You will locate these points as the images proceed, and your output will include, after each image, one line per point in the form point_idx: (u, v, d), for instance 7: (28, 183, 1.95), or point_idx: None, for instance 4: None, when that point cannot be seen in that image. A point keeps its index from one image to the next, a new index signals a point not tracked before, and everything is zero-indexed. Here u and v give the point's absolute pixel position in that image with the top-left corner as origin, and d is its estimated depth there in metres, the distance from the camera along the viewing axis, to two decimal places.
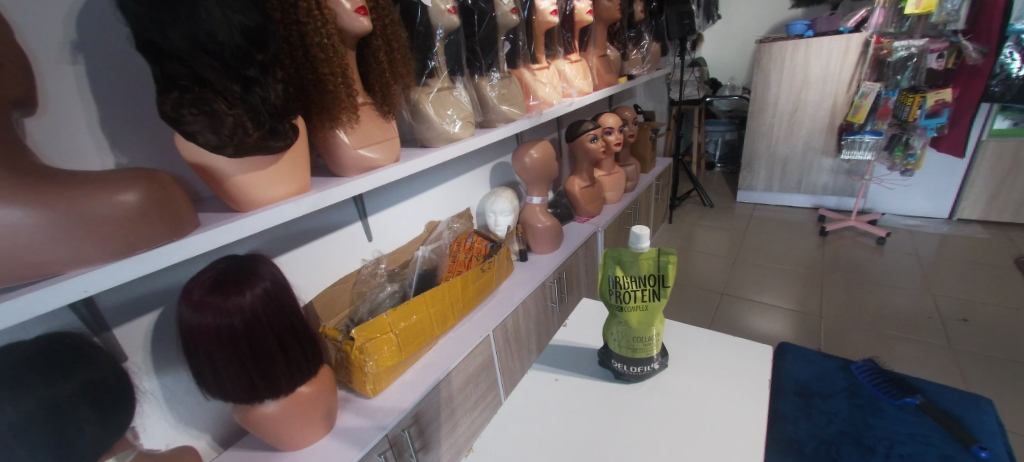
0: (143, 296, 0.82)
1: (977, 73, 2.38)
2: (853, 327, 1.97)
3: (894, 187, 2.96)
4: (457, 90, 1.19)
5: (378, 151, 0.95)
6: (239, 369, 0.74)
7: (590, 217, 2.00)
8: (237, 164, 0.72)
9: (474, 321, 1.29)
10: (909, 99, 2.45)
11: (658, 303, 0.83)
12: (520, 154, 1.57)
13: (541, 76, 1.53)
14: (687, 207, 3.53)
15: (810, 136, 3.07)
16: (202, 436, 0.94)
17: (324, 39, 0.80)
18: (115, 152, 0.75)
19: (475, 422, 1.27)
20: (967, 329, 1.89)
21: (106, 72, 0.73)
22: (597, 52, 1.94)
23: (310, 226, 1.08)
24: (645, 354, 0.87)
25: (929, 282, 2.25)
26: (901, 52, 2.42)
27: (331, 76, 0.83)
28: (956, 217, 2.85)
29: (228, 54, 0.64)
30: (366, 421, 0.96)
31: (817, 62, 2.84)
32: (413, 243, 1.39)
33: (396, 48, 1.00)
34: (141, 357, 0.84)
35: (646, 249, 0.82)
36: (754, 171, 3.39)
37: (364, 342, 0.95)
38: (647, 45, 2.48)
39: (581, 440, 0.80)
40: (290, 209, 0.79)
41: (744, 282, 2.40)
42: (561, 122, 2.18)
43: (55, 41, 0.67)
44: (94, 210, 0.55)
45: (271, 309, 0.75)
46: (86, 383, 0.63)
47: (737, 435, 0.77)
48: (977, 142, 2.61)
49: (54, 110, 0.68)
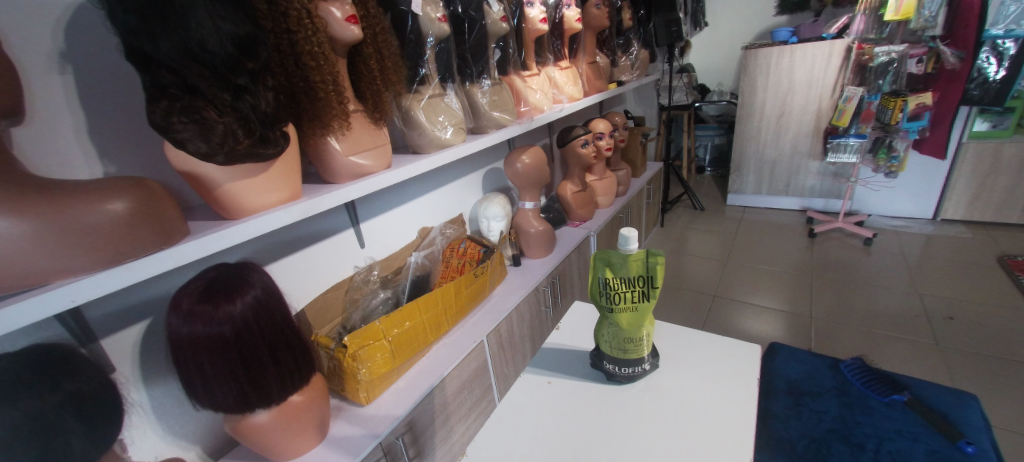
0: (131, 306, 0.81)
1: (955, 77, 2.45)
2: (842, 326, 2.00)
3: (880, 189, 3.02)
4: (448, 97, 1.20)
5: (370, 158, 0.96)
6: (230, 379, 0.74)
7: (583, 221, 2.01)
8: (227, 172, 0.72)
9: (468, 326, 1.29)
10: (892, 103, 2.50)
11: (648, 303, 0.84)
12: (513, 159, 1.58)
13: (532, 82, 1.54)
14: (679, 211, 3.56)
15: (797, 139, 3.12)
16: (193, 447, 0.93)
17: (315, 47, 0.81)
18: (104, 162, 0.75)
19: (469, 429, 1.27)
20: (954, 327, 1.92)
21: (93, 82, 0.72)
22: (587, 59, 1.97)
23: (301, 234, 1.08)
24: (636, 355, 0.88)
25: (916, 281, 2.28)
26: (882, 57, 2.49)
27: (322, 84, 0.84)
28: (939, 218, 2.91)
29: (218, 62, 0.64)
30: (360, 429, 0.96)
31: (802, 67, 2.90)
32: (407, 249, 1.39)
33: (387, 56, 1.01)
34: (130, 368, 0.83)
35: (634, 250, 0.83)
36: (742, 174, 3.44)
37: (357, 349, 0.95)
38: (636, 52, 2.51)
39: (575, 442, 0.80)
40: (282, 216, 0.79)
41: (736, 284, 2.42)
42: (552, 128, 2.21)
43: (44, 51, 0.67)
44: (80, 219, 0.55)
45: (262, 317, 0.75)
46: (72, 394, 0.62)
47: (728, 434, 0.78)
48: (958, 144, 2.67)
49: (41, 119, 0.68)
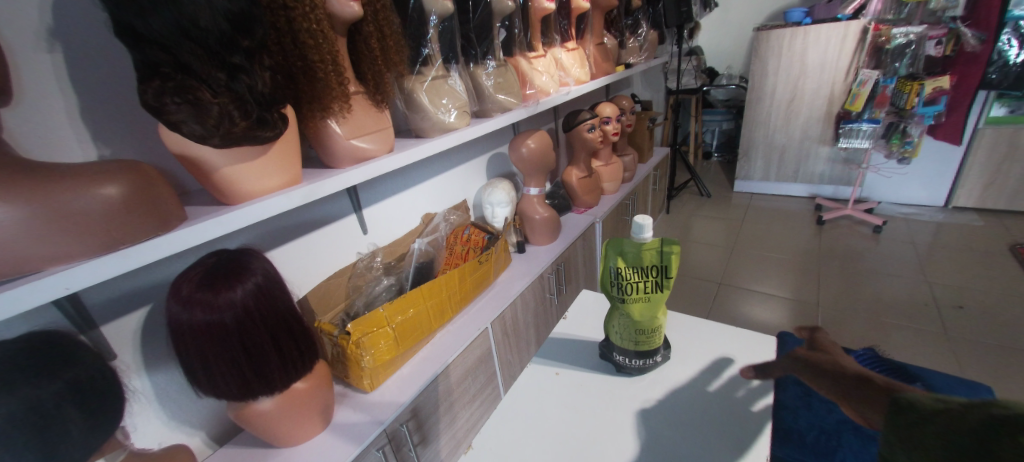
0: (129, 293, 0.80)
1: (975, 59, 2.38)
2: (849, 314, 1.98)
3: (891, 176, 2.96)
4: (451, 79, 1.16)
5: (372, 142, 0.92)
6: (232, 366, 0.72)
7: (588, 207, 1.98)
8: (224, 155, 0.69)
9: (472, 313, 1.28)
10: (908, 87, 2.41)
11: (661, 294, 0.82)
12: (517, 144, 1.54)
13: (538, 64, 1.50)
14: (684, 197, 3.52)
15: (807, 124, 3.05)
16: (197, 433, 0.93)
17: (313, 25, 0.77)
18: (98, 145, 0.72)
19: (473, 415, 1.26)
20: (963, 316, 1.90)
21: (82, 62, 0.69)
22: (594, 40, 1.90)
23: (302, 219, 1.06)
24: (648, 347, 0.86)
25: (925, 269, 2.26)
26: (900, 39, 2.41)
27: (321, 64, 0.80)
28: (951, 205, 2.86)
29: (213, 40, 0.61)
30: (364, 416, 0.95)
31: (815, 49, 2.82)
32: (409, 236, 1.37)
33: (388, 35, 0.97)
34: (130, 355, 0.82)
35: (649, 239, 0.80)
36: (751, 160, 3.38)
37: (360, 336, 0.94)
38: (645, 33, 2.44)
39: (582, 434, 0.79)
40: (281, 202, 0.76)
41: (742, 272, 2.40)
42: (558, 112, 2.17)
43: (29, 28, 0.64)
44: (72, 204, 0.53)
45: (263, 305, 0.73)
46: (72, 383, 0.61)
47: (742, 430, 0.76)
48: (973, 130, 2.61)
49: (30, 100, 0.65)
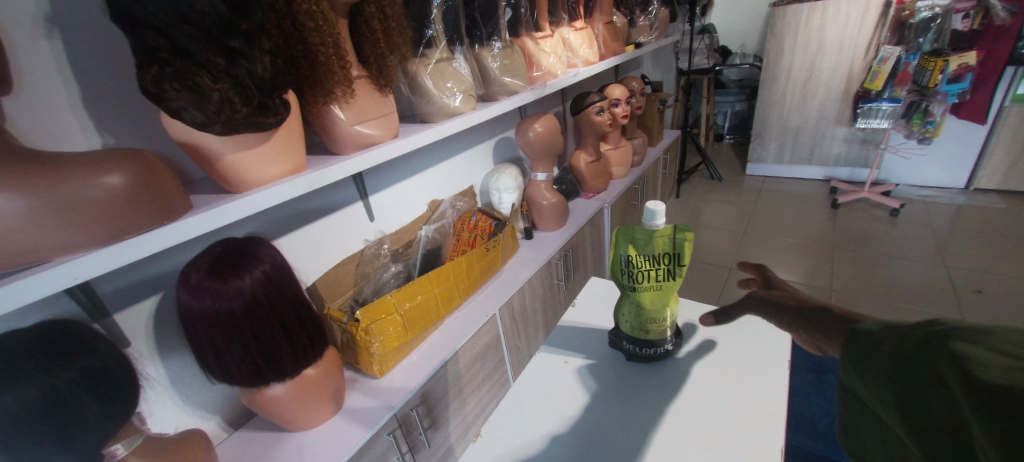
0: (140, 281, 0.80)
1: (1004, 34, 2.26)
2: (862, 299, 1.95)
3: (910, 157, 2.88)
4: (457, 61, 1.13)
5: (376, 127, 0.91)
6: (243, 353, 0.73)
7: (597, 192, 1.95)
8: (227, 142, 0.68)
9: (480, 299, 1.28)
10: (932, 63, 2.32)
11: (672, 283, 0.80)
12: (525, 128, 1.51)
13: (546, 45, 1.46)
14: (695, 180, 3.47)
15: (824, 104, 2.96)
16: (212, 417, 0.95)
17: (312, 7, 0.75)
18: (102, 133, 0.72)
19: (483, 399, 1.27)
20: (982, 301, 1.86)
21: (81, 48, 0.68)
22: (603, 18, 1.84)
23: (309, 207, 1.05)
24: (657, 335, 0.85)
25: (942, 253, 2.21)
26: (924, 13, 2.31)
27: (322, 47, 0.78)
28: (972, 187, 2.77)
29: (210, 23, 0.59)
30: (374, 401, 0.96)
31: (833, 25, 2.72)
32: (416, 222, 1.36)
33: (391, 16, 0.94)
34: (143, 342, 0.82)
35: (661, 226, 0.78)
36: (764, 141, 3.31)
37: (369, 323, 0.94)
38: (656, 11, 2.36)
39: (593, 421, 0.79)
40: (286, 189, 0.75)
41: (754, 256, 2.36)
42: (566, 94, 2.12)
43: (27, 15, 0.63)
44: (76, 193, 0.52)
45: (271, 292, 0.73)
46: (87, 371, 0.62)
47: (756, 419, 0.75)
48: (999, 108, 2.51)
49: (32, 89, 0.65)
